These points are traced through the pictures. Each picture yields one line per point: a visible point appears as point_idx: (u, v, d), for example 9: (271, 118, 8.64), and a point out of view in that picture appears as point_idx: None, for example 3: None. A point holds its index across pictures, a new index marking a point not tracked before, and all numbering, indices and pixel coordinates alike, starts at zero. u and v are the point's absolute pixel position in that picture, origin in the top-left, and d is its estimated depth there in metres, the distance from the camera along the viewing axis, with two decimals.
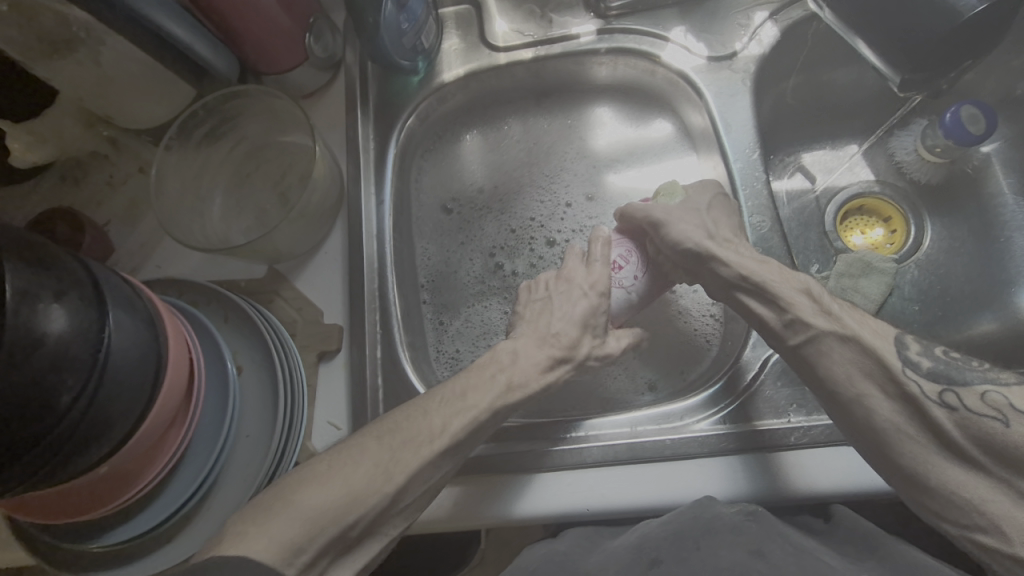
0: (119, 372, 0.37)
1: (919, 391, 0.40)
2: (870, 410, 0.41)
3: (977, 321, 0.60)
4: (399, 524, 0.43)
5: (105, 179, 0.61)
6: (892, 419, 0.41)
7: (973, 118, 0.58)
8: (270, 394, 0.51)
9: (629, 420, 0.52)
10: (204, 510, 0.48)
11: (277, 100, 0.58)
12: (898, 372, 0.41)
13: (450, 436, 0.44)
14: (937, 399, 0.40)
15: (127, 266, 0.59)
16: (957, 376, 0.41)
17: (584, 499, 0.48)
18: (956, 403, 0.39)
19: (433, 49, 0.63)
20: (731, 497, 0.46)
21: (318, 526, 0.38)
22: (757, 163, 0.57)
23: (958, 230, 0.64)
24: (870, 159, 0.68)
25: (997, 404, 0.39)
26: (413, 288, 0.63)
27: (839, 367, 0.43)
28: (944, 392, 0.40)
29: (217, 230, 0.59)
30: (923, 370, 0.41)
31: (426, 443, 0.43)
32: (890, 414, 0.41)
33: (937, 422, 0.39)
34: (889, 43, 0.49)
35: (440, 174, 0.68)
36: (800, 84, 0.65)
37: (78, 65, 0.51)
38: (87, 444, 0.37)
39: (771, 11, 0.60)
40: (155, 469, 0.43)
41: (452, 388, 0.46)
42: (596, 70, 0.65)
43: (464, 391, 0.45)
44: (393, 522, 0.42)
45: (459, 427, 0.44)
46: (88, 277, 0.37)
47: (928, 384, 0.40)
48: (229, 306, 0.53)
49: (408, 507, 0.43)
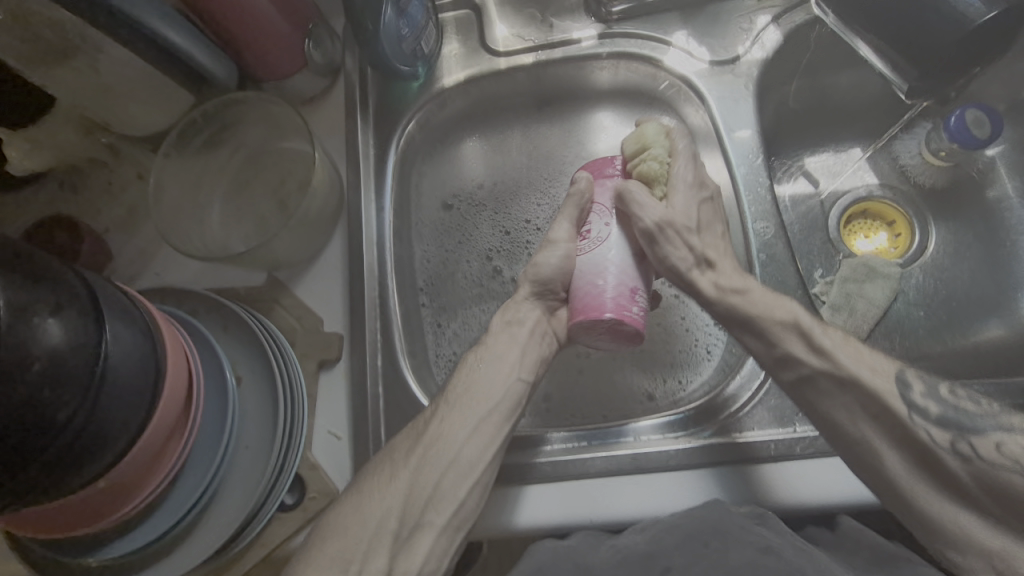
0: (117, 388, 0.37)
1: (930, 438, 0.42)
2: (877, 432, 0.43)
3: (984, 327, 0.60)
4: (438, 525, 0.45)
5: (103, 187, 0.60)
6: (900, 463, 0.43)
7: (979, 121, 0.58)
8: (270, 405, 0.50)
9: (632, 430, 0.52)
10: (204, 523, 0.47)
11: (276, 106, 0.58)
12: (907, 418, 0.42)
13: (466, 436, 0.47)
14: (948, 447, 0.42)
15: (125, 274, 0.59)
16: (968, 423, 0.42)
17: (586, 510, 0.47)
18: (970, 452, 0.41)
19: (433, 55, 0.63)
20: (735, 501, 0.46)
21: (361, 534, 0.43)
22: (761, 168, 0.57)
23: (964, 235, 0.64)
24: (875, 163, 0.67)
25: (1014, 455, 0.40)
26: (414, 296, 0.63)
27: (844, 411, 0.44)
28: (955, 441, 0.42)
29: (216, 238, 0.59)
30: (933, 417, 0.43)
31: (447, 455, 0.46)
32: (900, 441, 0.43)
33: (950, 470, 0.41)
34: (896, 49, 0.48)
35: (441, 181, 0.68)
36: (803, 88, 0.64)
37: (73, 72, 0.50)
38: (86, 459, 0.36)
39: (774, 15, 0.60)
40: (154, 483, 0.43)
41: (474, 398, 0.48)
42: (597, 75, 0.65)
43: (478, 389, 0.48)
44: (432, 524, 0.45)
45: (474, 427, 0.47)
46: (86, 292, 0.37)
47: (939, 431, 0.42)
48: (228, 315, 0.53)
49: (443, 508, 0.45)
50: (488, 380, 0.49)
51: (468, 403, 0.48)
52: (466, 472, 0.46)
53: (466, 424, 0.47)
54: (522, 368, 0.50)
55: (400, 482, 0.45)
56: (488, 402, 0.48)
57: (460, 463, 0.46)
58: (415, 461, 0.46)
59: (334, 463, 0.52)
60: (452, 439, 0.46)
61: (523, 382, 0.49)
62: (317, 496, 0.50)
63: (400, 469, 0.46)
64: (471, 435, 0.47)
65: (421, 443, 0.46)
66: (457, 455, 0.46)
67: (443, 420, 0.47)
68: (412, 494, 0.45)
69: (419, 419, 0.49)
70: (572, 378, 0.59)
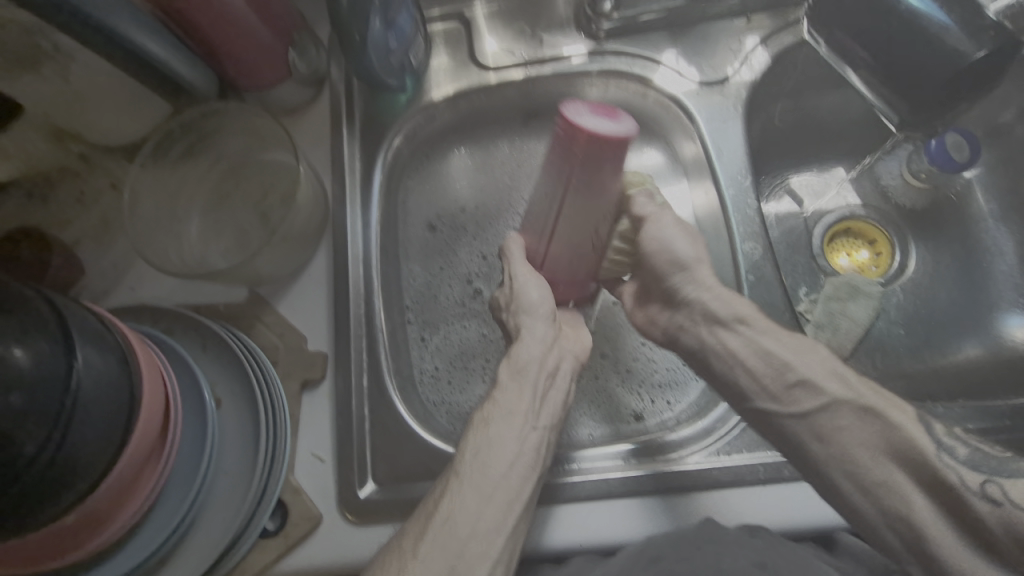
0: (89, 419, 0.35)
1: None
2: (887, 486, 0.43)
3: (963, 346, 0.61)
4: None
5: (74, 197, 0.58)
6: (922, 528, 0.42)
7: (959, 145, 0.60)
8: (251, 428, 0.49)
9: (622, 453, 0.51)
10: (180, 552, 0.46)
11: (259, 118, 0.56)
12: None
13: (473, 499, 0.43)
14: None
15: (97, 290, 0.57)
16: None
17: (577, 534, 0.47)
18: None
19: (421, 67, 0.62)
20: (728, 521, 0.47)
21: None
22: (749, 190, 0.57)
23: (941, 254, 0.65)
24: (857, 184, 0.68)
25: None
26: (400, 312, 0.61)
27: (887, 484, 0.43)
28: None
29: (195, 253, 0.57)
30: None
31: (466, 526, 0.42)
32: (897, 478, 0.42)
33: None
34: (887, 81, 0.49)
35: (428, 197, 0.66)
36: (788, 109, 0.65)
37: (43, 80, 0.48)
38: (53, 494, 0.34)
39: (761, 37, 0.60)
40: (127, 513, 0.41)
41: (486, 451, 0.45)
42: (586, 91, 0.64)
43: (489, 442, 0.45)
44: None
45: (482, 487, 0.43)
46: (54, 316, 0.35)
47: None
48: (207, 335, 0.51)
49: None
50: (504, 437, 0.46)
51: (479, 457, 0.45)
52: (478, 531, 0.42)
53: (490, 497, 0.43)
54: (536, 417, 0.47)
55: (418, 564, 0.40)
56: (503, 454, 0.45)
57: (486, 538, 0.42)
58: (432, 540, 0.41)
59: (317, 488, 0.51)
60: (468, 507, 0.42)
61: (538, 421, 0.47)
62: (300, 521, 0.49)
63: (414, 551, 0.41)
64: (493, 507, 0.43)
65: (434, 521, 0.42)
66: (477, 520, 0.42)
67: (455, 493, 0.43)
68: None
69: (437, 490, 0.44)
70: None
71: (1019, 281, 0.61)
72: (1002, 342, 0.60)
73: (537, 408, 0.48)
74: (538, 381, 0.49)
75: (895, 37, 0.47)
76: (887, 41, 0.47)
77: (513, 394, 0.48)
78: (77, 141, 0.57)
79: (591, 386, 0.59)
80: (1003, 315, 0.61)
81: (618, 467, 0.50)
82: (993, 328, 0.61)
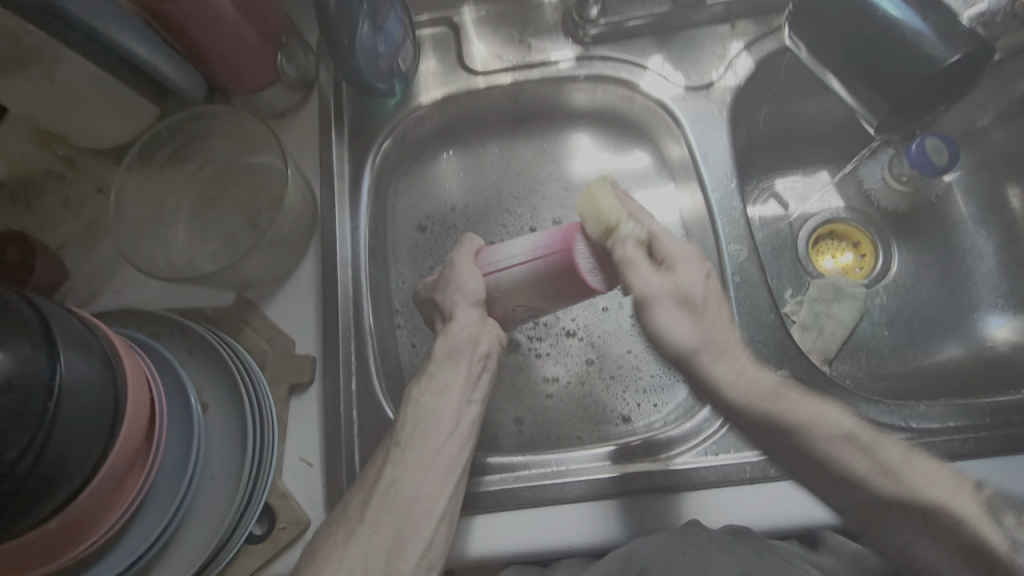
0: (73, 423, 0.35)
1: None
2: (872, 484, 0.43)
3: (944, 346, 0.62)
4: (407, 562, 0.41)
5: (60, 202, 0.57)
6: None
7: (937, 149, 0.60)
8: (238, 433, 0.48)
9: (610, 454, 0.52)
10: (165, 559, 0.45)
11: (248, 121, 0.56)
12: None
13: (413, 470, 0.43)
14: None
15: (82, 294, 0.56)
16: None
17: (564, 536, 0.47)
18: None
19: (410, 72, 0.62)
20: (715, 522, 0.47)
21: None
22: (734, 193, 0.58)
23: (922, 256, 0.66)
24: (841, 188, 0.70)
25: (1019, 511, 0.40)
26: (389, 315, 0.61)
27: None
28: None
29: (182, 257, 0.56)
30: None
31: (406, 494, 0.43)
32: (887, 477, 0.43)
33: None
34: (866, 85, 0.50)
35: (417, 200, 0.67)
36: (773, 114, 0.66)
37: (29, 82, 0.48)
38: (35, 499, 0.34)
39: (745, 43, 0.61)
40: (111, 519, 0.40)
41: (425, 422, 0.45)
42: (573, 96, 0.65)
43: (425, 411, 0.46)
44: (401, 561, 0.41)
45: (421, 458, 0.44)
46: (36, 319, 0.35)
47: None
48: (194, 339, 0.51)
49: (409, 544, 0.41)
50: (435, 408, 0.46)
51: (417, 428, 0.45)
52: (416, 501, 0.43)
53: (427, 466, 0.44)
54: (470, 391, 0.47)
55: (358, 526, 0.41)
56: (440, 424, 0.45)
57: (429, 505, 0.43)
58: (370, 503, 0.42)
59: (305, 492, 0.50)
60: (409, 476, 0.43)
61: (473, 394, 0.47)
62: (289, 526, 0.48)
63: (355, 515, 0.42)
64: (429, 474, 0.44)
65: (375, 488, 0.43)
66: (419, 489, 0.43)
67: (392, 462, 0.44)
68: (378, 544, 0.41)
69: (372, 461, 0.45)
70: (545, 400, 0.59)
71: (998, 282, 0.63)
72: (982, 342, 0.61)
73: (472, 384, 0.48)
74: (472, 363, 0.48)
75: (873, 44, 0.48)
76: (866, 47, 0.48)
77: (437, 364, 0.47)
78: (63, 143, 0.57)
79: (579, 388, 0.60)
80: (982, 315, 0.62)
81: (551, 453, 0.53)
82: (973, 328, 0.62)
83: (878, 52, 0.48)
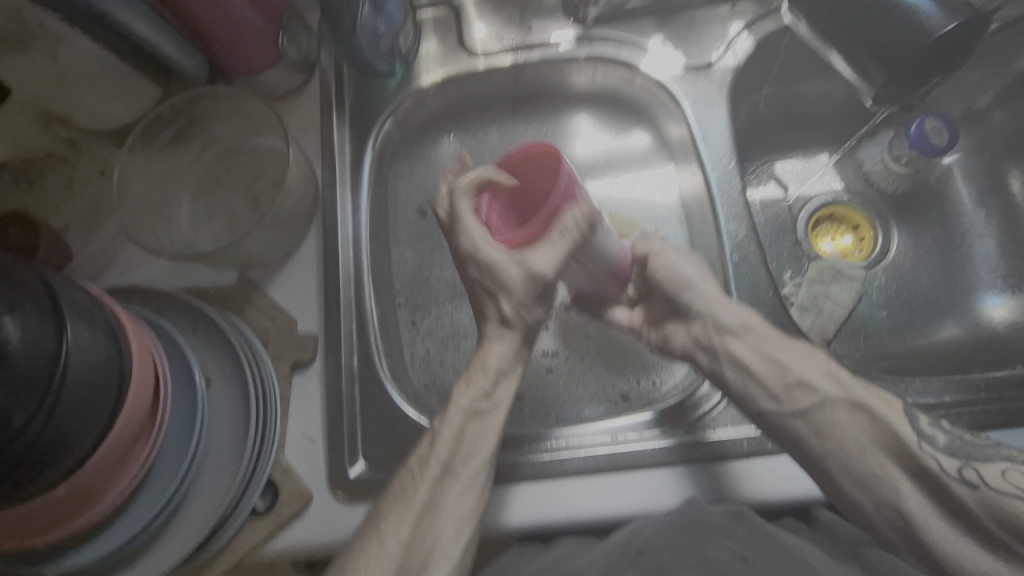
0: (79, 393, 0.35)
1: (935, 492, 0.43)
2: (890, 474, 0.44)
3: (943, 327, 0.62)
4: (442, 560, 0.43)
5: (63, 183, 0.58)
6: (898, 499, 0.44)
7: (937, 130, 0.61)
8: (241, 408, 0.49)
9: (610, 429, 0.52)
10: (171, 530, 0.46)
11: (249, 101, 0.57)
12: (910, 470, 0.43)
13: (444, 481, 0.44)
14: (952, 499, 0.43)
15: (88, 274, 0.57)
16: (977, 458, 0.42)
17: (566, 510, 0.48)
18: None
19: (410, 53, 0.62)
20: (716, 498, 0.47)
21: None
22: (734, 172, 0.58)
23: (922, 237, 0.67)
24: (840, 169, 0.70)
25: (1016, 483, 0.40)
26: (390, 296, 0.62)
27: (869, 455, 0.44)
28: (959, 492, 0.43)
29: (185, 237, 0.57)
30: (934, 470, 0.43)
31: (444, 516, 0.44)
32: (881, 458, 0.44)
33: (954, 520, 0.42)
34: (865, 57, 0.50)
35: (417, 183, 0.67)
36: (773, 95, 0.66)
37: (31, 61, 0.48)
38: (43, 464, 0.35)
39: (746, 23, 0.61)
40: (117, 489, 0.41)
41: (471, 433, 0.46)
42: (574, 77, 0.65)
43: (466, 424, 0.46)
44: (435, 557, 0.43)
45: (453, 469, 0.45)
46: (44, 289, 0.35)
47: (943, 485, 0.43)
48: (197, 316, 0.51)
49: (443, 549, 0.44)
50: (482, 427, 0.46)
51: (460, 439, 0.45)
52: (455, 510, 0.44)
53: (465, 482, 0.45)
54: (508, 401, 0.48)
55: (399, 539, 0.43)
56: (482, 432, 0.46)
57: (457, 522, 0.44)
58: (409, 517, 0.43)
59: (307, 468, 0.51)
60: (443, 491, 0.44)
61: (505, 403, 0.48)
62: (291, 500, 0.49)
63: (392, 526, 0.43)
64: (463, 490, 0.45)
65: (415, 505, 0.44)
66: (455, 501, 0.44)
67: (439, 485, 0.44)
68: (408, 560, 0.43)
69: (405, 471, 0.45)
70: (543, 377, 0.60)
71: (997, 264, 0.63)
72: (981, 322, 0.61)
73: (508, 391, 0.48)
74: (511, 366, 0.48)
75: (870, 14, 0.48)
76: (864, 18, 0.49)
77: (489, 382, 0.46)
78: (66, 125, 0.57)
79: (578, 366, 0.60)
80: (981, 296, 0.62)
81: (564, 448, 0.51)
82: (971, 308, 0.62)
83: (876, 22, 0.48)
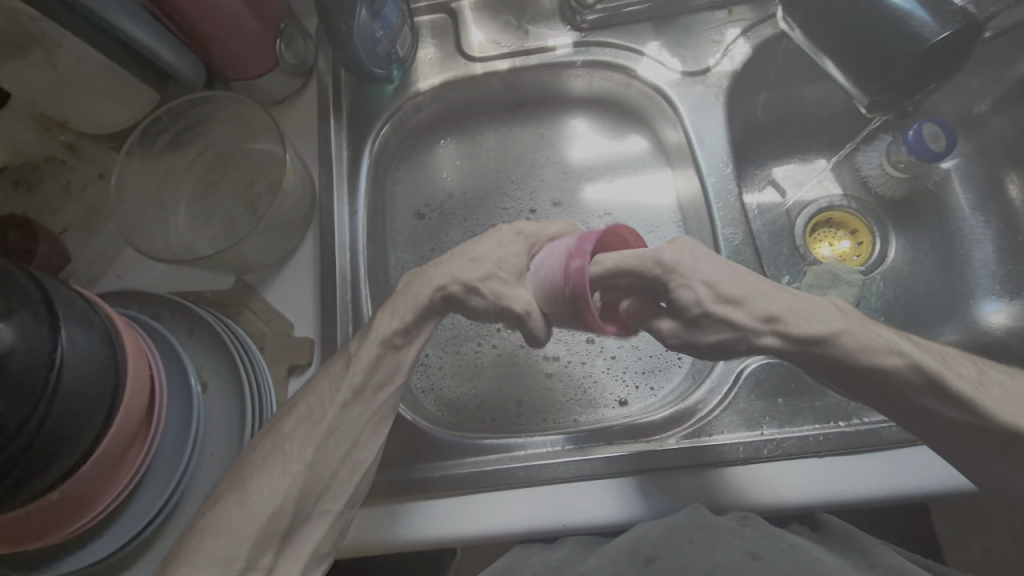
0: (74, 396, 0.35)
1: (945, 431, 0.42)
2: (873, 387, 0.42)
3: (941, 331, 0.62)
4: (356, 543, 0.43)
5: (61, 185, 0.58)
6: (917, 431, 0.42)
7: (935, 135, 0.61)
8: (237, 412, 0.49)
9: (605, 434, 0.51)
10: (166, 534, 0.46)
11: (247, 106, 0.57)
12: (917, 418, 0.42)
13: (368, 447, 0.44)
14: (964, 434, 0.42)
15: (84, 277, 0.57)
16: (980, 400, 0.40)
17: (560, 516, 0.47)
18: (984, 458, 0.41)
19: (408, 58, 0.62)
20: (719, 508, 0.47)
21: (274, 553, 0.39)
22: (730, 177, 0.58)
23: (920, 243, 0.66)
24: (838, 174, 0.69)
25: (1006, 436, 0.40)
26: (387, 300, 0.62)
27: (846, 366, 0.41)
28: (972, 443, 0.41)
29: (182, 240, 0.57)
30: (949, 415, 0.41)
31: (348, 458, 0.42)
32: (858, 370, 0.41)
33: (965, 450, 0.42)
34: (860, 65, 0.50)
35: (415, 187, 0.67)
36: (771, 99, 0.66)
37: (31, 67, 0.49)
38: (39, 466, 0.35)
39: (742, 29, 0.61)
40: (112, 493, 0.41)
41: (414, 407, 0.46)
42: (571, 82, 0.66)
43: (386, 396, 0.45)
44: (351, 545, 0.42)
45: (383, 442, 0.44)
46: (39, 294, 0.35)
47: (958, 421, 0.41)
48: (194, 320, 0.51)
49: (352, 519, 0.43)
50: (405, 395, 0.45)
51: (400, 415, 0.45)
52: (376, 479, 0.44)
53: (365, 422, 0.44)
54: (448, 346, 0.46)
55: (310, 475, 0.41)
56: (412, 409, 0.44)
57: (358, 456, 0.43)
58: (319, 431, 0.41)
59: None
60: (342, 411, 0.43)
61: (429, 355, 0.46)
62: None
63: (296, 443, 0.41)
64: (375, 422, 0.44)
65: (323, 421, 0.42)
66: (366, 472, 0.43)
67: (346, 410, 0.43)
68: (308, 483, 0.41)
69: (312, 395, 0.43)
70: (540, 383, 0.60)
71: (995, 268, 0.63)
72: (980, 327, 0.61)
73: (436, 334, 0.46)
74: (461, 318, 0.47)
75: (866, 21, 0.48)
76: (859, 24, 0.49)
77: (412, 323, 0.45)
78: (64, 130, 0.58)
79: (576, 372, 0.60)
80: (979, 300, 0.62)
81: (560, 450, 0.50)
82: (969, 313, 0.62)
83: (871, 30, 0.48)
